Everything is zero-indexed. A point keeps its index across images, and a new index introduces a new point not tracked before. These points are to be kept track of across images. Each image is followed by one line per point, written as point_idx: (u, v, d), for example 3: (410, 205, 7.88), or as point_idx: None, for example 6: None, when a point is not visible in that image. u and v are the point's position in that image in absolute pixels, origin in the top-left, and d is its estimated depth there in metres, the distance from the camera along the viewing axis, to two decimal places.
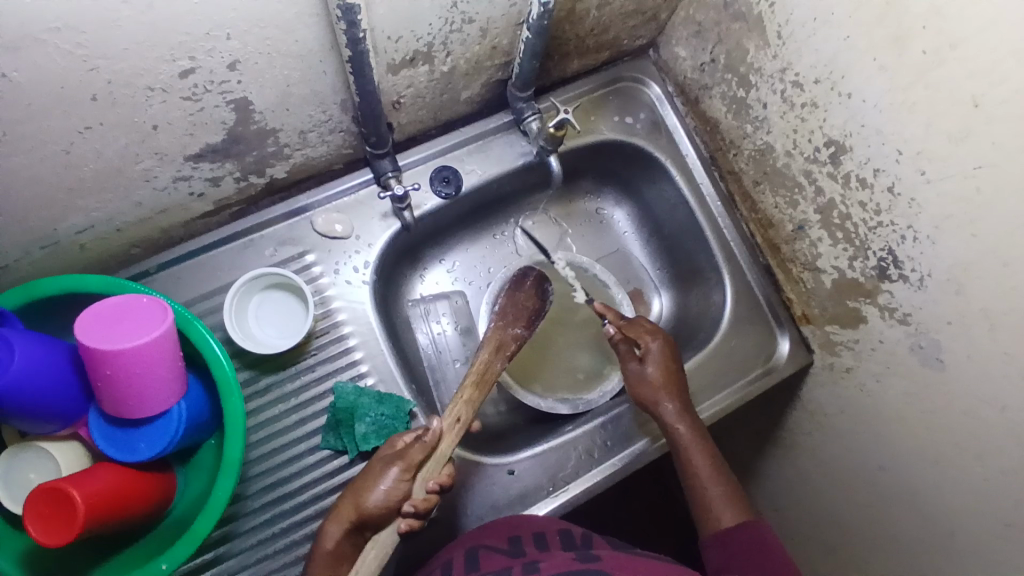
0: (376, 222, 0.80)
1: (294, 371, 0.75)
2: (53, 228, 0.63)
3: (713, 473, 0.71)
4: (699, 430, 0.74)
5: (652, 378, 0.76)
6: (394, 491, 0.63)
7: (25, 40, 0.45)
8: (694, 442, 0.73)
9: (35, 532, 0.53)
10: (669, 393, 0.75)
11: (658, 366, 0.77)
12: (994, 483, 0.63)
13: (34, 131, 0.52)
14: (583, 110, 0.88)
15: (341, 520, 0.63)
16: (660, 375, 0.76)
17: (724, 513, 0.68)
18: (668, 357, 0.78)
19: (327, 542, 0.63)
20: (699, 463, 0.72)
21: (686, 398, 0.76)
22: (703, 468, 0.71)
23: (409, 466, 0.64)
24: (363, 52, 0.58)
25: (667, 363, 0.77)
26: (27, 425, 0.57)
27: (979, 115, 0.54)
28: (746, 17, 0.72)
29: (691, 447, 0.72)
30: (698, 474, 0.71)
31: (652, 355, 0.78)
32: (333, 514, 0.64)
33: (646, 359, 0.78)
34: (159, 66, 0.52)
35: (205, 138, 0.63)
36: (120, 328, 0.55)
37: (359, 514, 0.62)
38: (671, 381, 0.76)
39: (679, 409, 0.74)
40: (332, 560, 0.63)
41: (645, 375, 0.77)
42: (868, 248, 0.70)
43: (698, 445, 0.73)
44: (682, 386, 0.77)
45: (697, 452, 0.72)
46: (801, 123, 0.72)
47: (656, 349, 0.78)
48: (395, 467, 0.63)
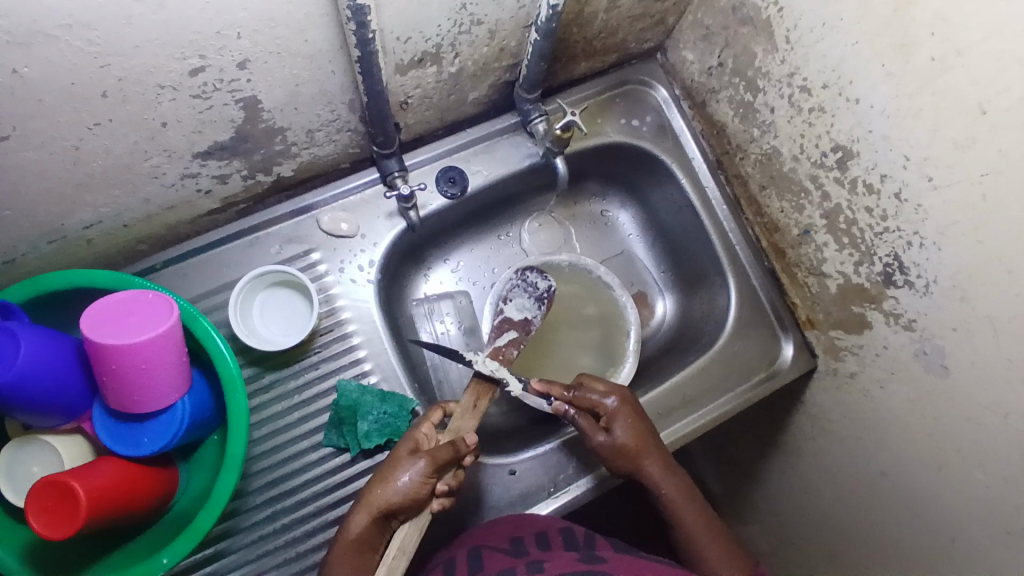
0: (382, 221, 0.80)
1: (298, 368, 0.76)
2: (61, 223, 0.63)
3: (707, 530, 0.71)
4: (683, 484, 0.74)
5: (624, 446, 0.72)
6: (420, 484, 0.63)
7: (37, 37, 0.45)
8: (681, 498, 0.73)
9: (36, 524, 0.53)
10: (646, 454, 0.73)
11: (628, 430, 0.73)
12: (996, 491, 0.63)
13: (45, 126, 0.52)
14: (590, 112, 0.88)
15: (369, 509, 0.63)
16: (632, 439, 0.73)
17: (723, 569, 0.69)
18: (634, 417, 0.74)
19: (353, 531, 0.63)
20: (691, 516, 0.72)
21: (663, 453, 0.74)
22: (695, 526, 0.72)
23: (436, 464, 0.64)
24: (372, 52, 0.58)
25: (636, 424, 0.74)
26: (31, 418, 0.58)
27: (985, 122, 0.54)
28: (754, 21, 0.72)
29: (679, 502, 0.73)
30: (691, 531, 0.71)
31: (618, 420, 0.73)
32: (361, 502, 0.64)
33: (612, 426, 0.73)
34: (170, 64, 0.53)
35: (213, 136, 0.63)
36: (126, 324, 0.55)
37: (387, 504, 0.63)
38: (645, 442, 0.73)
39: (661, 469, 0.73)
40: (358, 550, 0.62)
41: (616, 444, 0.72)
42: (874, 253, 0.70)
43: (686, 500, 0.73)
44: (657, 440, 0.75)
45: (685, 506, 0.72)
46: (808, 128, 0.72)
47: (621, 413, 0.74)
48: (422, 463, 0.63)
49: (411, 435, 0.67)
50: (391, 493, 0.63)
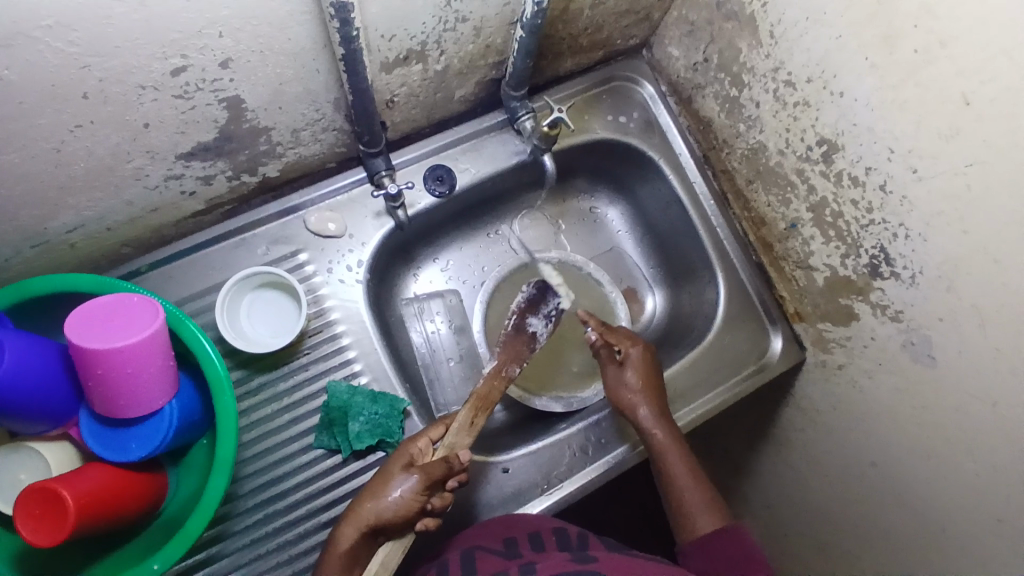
0: (370, 221, 0.80)
1: (287, 370, 0.75)
2: (44, 227, 0.62)
3: (693, 481, 0.71)
4: (677, 437, 0.74)
5: (630, 384, 0.76)
6: (412, 501, 0.62)
7: (16, 38, 0.44)
8: (670, 447, 0.73)
9: (25, 532, 0.52)
10: (647, 397, 0.75)
11: (637, 372, 0.77)
12: (985, 479, 0.64)
13: (24, 128, 0.51)
14: (576, 108, 0.88)
15: (358, 524, 0.62)
16: (639, 380, 0.76)
17: (702, 519, 0.69)
18: (648, 364, 0.78)
19: (341, 545, 0.62)
20: (679, 468, 0.72)
21: (664, 405, 0.76)
22: (680, 473, 0.71)
23: (430, 480, 0.63)
24: (356, 50, 0.58)
25: (648, 370, 0.77)
26: (17, 425, 0.57)
27: (969, 113, 0.55)
28: (738, 16, 0.73)
29: (669, 451, 0.72)
30: (675, 480, 0.71)
31: (633, 361, 0.78)
32: (348, 517, 0.63)
33: (626, 365, 0.78)
34: (151, 64, 0.52)
35: (197, 136, 0.63)
36: (111, 328, 0.55)
37: (377, 521, 0.62)
38: (649, 388, 0.76)
39: (655, 415, 0.74)
40: (347, 562, 0.61)
41: (624, 380, 0.77)
42: (860, 245, 0.70)
43: (676, 451, 0.73)
44: (661, 392, 0.77)
45: (675, 455, 0.72)
46: (793, 122, 0.72)
47: (636, 357, 0.78)
48: (416, 479, 0.63)
49: (405, 449, 0.66)
50: (382, 509, 0.62)
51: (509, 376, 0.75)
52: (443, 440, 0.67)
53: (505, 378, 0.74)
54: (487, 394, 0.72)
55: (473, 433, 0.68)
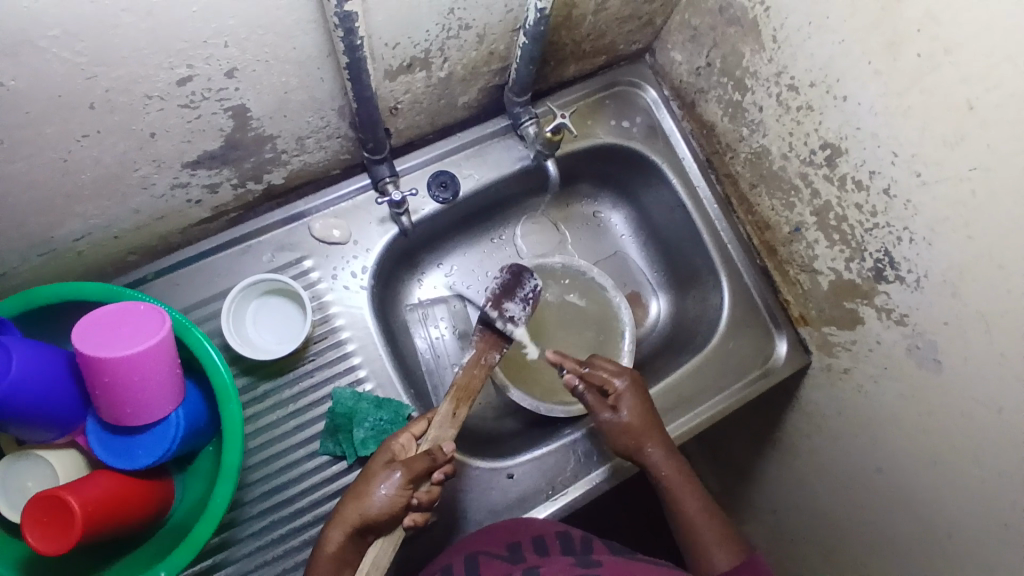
0: (374, 227, 0.80)
1: (292, 377, 0.75)
2: (51, 235, 0.63)
3: (706, 515, 0.71)
4: (685, 469, 0.74)
5: (629, 426, 0.74)
6: (396, 495, 0.62)
7: (23, 49, 0.45)
8: (681, 483, 0.73)
9: (33, 539, 0.53)
10: (649, 436, 0.74)
11: (634, 410, 0.74)
12: (992, 483, 0.63)
13: (32, 138, 0.52)
14: (580, 114, 0.88)
15: (343, 524, 0.62)
16: (638, 421, 0.74)
17: (720, 555, 0.69)
18: (642, 401, 0.75)
19: (329, 546, 0.62)
20: (691, 503, 0.72)
21: (667, 438, 0.75)
22: (693, 509, 0.72)
23: (413, 473, 0.63)
24: (360, 59, 0.58)
25: (643, 407, 0.75)
26: (24, 433, 0.57)
27: (973, 117, 0.55)
28: (741, 21, 0.73)
29: (679, 488, 0.72)
30: (690, 515, 0.72)
31: (626, 400, 0.75)
32: (335, 518, 0.63)
33: (619, 405, 0.75)
34: (157, 74, 0.52)
35: (203, 145, 0.63)
36: (119, 336, 0.55)
37: (363, 518, 0.62)
38: (649, 426, 0.74)
39: (661, 452, 0.73)
40: (336, 563, 0.62)
41: (620, 423, 0.74)
42: (864, 249, 0.70)
43: (686, 484, 0.73)
44: (661, 427, 0.75)
45: (686, 490, 0.72)
46: (797, 126, 0.72)
47: (629, 394, 0.75)
48: (399, 474, 0.63)
49: (387, 446, 0.67)
50: (367, 507, 0.62)
51: (489, 364, 0.72)
52: (426, 435, 0.68)
53: (483, 367, 0.71)
54: (466, 384, 0.70)
55: (455, 424, 0.68)
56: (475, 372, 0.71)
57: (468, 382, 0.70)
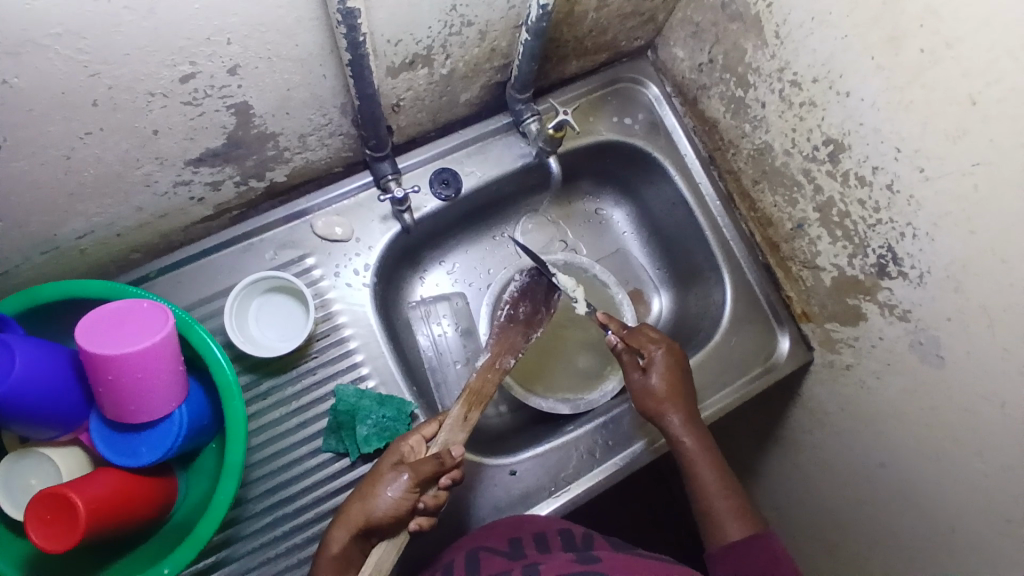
0: (376, 225, 0.80)
1: (294, 375, 0.75)
2: (53, 233, 0.63)
3: (720, 485, 0.70)
4: (706, 439, 0.73)
5: (655, 391, 0.75)
6: (402, 499, 0.62)
7: (25, 46, 0.45)
8: (699, 451, 0.72)
9: (36, 537, 0.53)
10: (673, 403, 0.74)
11: (661, 376, 0.75)
12: (994, 478, 0.63)
13: (34, 136, 0.52)
14: (582, 111, 0.88)
15: (349, 525, 0.62)
16: (664, 386, 0.75)
17: (732, 527, 0.68)
18: (672, 367, 0.76)
19: (332, 547, 0.62)
20: (707, 472, 0.71)
21: (691, 408, 0.75)
22: (711, 481, 0.71)
23: (420, 477, 0.63)
24: (363, 56, 0.58)
25: (672, 373, 0.76)
26: (27, 431, 0.57)
27: (976, 112, 0.55)
28: (743, 18, 0.73)
29: (697, 457, 0.72)
30: (704, 485, 0.71)
31: (657, 365, 0.76)
32: (340, 519, 0.63)
33: (649, 369, 0.76)
34: (160, 71, 0.52)
35: (205, 142, 0.63)
36: (121, 333, 0.55)
37: (367, 520, 0.62)
38: (675, 393, 0.75)
39: (683, 421, 0.73)
40: (339, 564, 0.62)
41: (648, 386, 0.75)
42: (867, 245, 0.70)
43: (705, 453, 0.72)
44: (688, 394, 0.76)
45: (704, 460, 0.71)
46: (799, 122, 0.72)
47: (660, 360, 0.76)
48: (406, 476, 0.62)
49: (396, 448, 0.67)
50: (372, 509, 0.62)
51: (503, 368, 0.75)
52: (436, 437, 0.68)
53: (498, 371, 0.74)
54: (479, 389, 0.72)
55: (465, 428, 0.68)
56: (489, 376, 0.73)
57: (482, 386, 0.72)
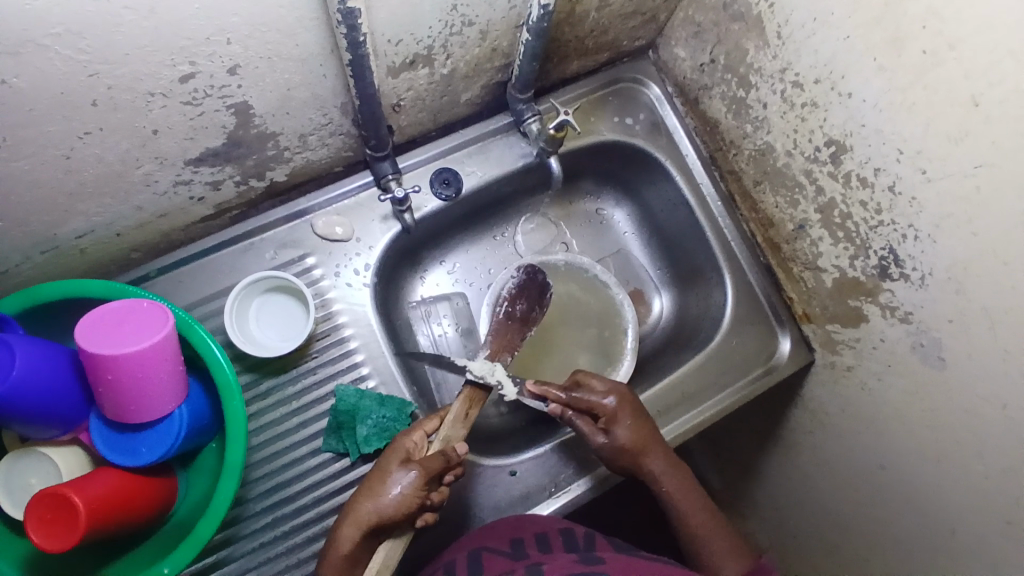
0: (377, 225, 0.80)
1: (295, 374, 0.75)
2: (53, 233, 0.63)
3: (709, 523, 0.71)
4: (685, 477, 0.73)
5: (624, 447, 0.72)
6: (412, 496, 0.62)
7: (25, 46, 0.45)
8: (682, 491, 0.72)
9: (36, 538, 0.53)
10: (647, 452, 0.72)
11: (629, 431, 0.72)
12: (995, 481, 0.63)
13: (34, 136, 0.52)
14: (583, 111, 0.88)
15: (358, 524, 0.62)
16: (634, 440, 0.72)
17: (729, 564, 0.68)
18: (635, 417, 0.73)
19: (342, 545, 0.61)
20: (694, 510, 0.72)
21: (665, 450, 0.73)
22: (699, 520, 0.71)
23: (429, 474, 0.63)
24: (363, 55, 0.58)
25: (637, 423, 0.73)
26: (27, 430, 0.57)
27: (978, 114, 0.54)
28: (745, 18, 0.72)
29: (682, 495, 0.72)
30: (693, 524, 0.71)
31: (619, 422, 0.72)
32: (347, 517, 0.62)
33: (612, 427, 0.72)
34: (160, 71, 0.52)
35: (205, 142, 0.63)
36: (121, 333, 0.55)
37: (377, 518, 0.61)
38: (646, 441, 0.73)
39: (662, 466, 0.72)
40: (349, 563, 0.62)
41: (616, 444, 0.72)
42: (869, 247, 0.70)
43: (688, 491, 0.72)
44: (658, 437, 0.74)
45: (689, 499, 0.72)
46: (801, 123, 0.72)
47: (622, 414, 0.73)
48: (415, 473, 0.62)
49: (400, 444, 0.66)
50: (382, 507, 0.62)
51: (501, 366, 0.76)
52: (438, 432, 0.68)
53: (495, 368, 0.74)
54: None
55: (465, 423, 0.68)
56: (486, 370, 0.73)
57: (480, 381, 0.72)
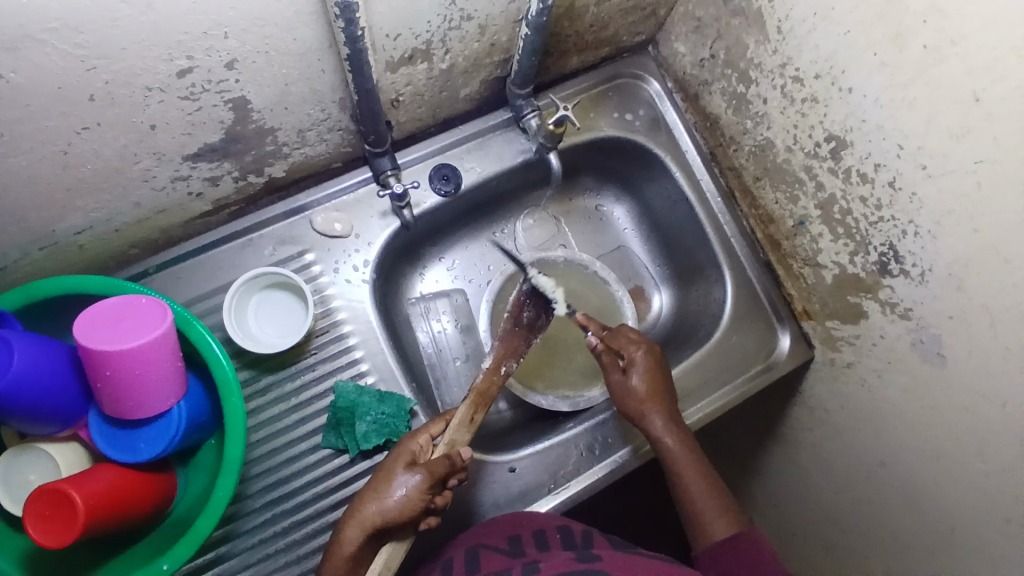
0: (376, 221, 0.80)
1: (294, 371, 0.75)
2: (52, 228, 0.62)
3: (704, 484, 0.70)
4: (688, 442, 0.73)
5: (637, 391, 0.74)
6: (416, 499, 0.62)
7: (22, 41, 0.44)
8: (681, 452, 0.71)
9: (35, 532, 0.53)
10: (654, 405, 0.73)
11: (643, 377, 0.74)
12: (994, 478, 0.63)
13: (31, 131, 0.51)
14: (582, 106, 0.88)
15: (363, 526, 0.61)
16: (646, 387, 0.74)
17: (717, 525, 0.68)
18: (653, 368, 0.75)
19: (346, 547, 0.61)
20: (691, 472, 0.71)
21: (672, 409, 0.74)
22: (694, 482, 0.70)
23: (434, 478, 0.63)
24: (362, 50, 0.58)
25: (654, 373, 0.75)
26: (26, 427, 0.57)
27: (979, 109, 0.54)
28: (746, 13, 0.72)
29: (680, 457, 0.71)
30: (687, 485, 0.70)
31: (638, 367, 0.75)
32: (351, 518, 0.62)
33: (630, 370, 0.75)
34: (157, 66, 0.52)
35: (204, 137, 0.63)
36: (119, 329, 0.55)
37: (381, 521, 0.61)
38: (657, 393, 0.74)
39: (665, 423, 0.73)
40: (351, 565, 0.61)
41: (629, 387, 0.74)
42: (869, 243, 0.70)
43: (687, 454, 0.72)
44: (670, 396, 0.75)
45: (687, 461, 0.71)
46: (801, 118, 0.72)
47: (640, 359, 0.75)
48: (420, 476, 0.62)
49: (406, 447, 0.66)
50: (386, 509, 0.61)
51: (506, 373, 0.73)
52: (443, 436, 0.68)
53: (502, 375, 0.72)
54: (485, 390, 0.71)
55: (467, 429, 0.68)
56: (494, 376, 0.72)
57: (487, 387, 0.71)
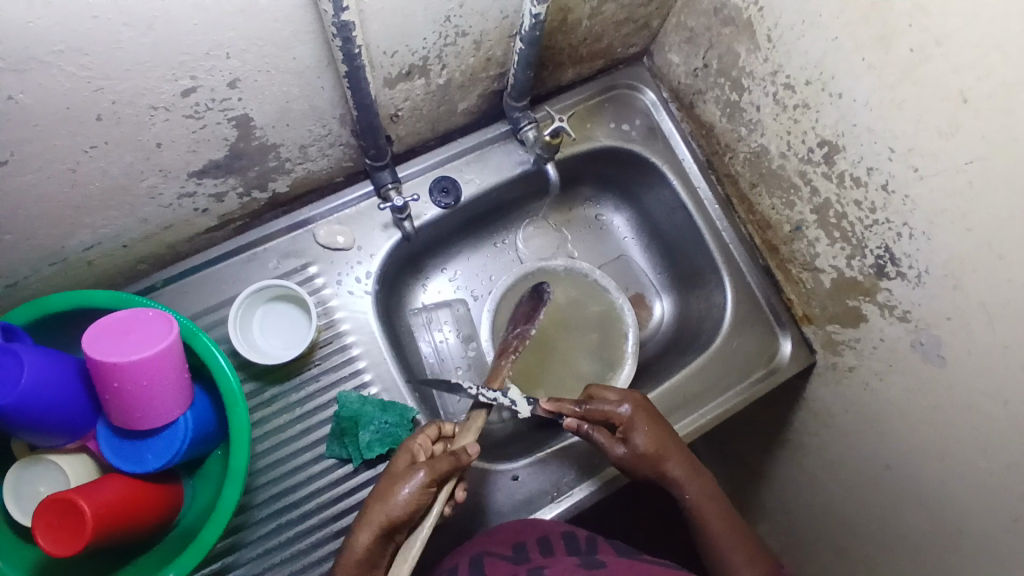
0: (377, 233, 0.81)
1: (298, 382, 0.76)
2: (62, 245, 0.64)
3: (732, 530, 0.70)
4: (708, 486, 0.73)
5: (643, 454, 0.72)
6: (421, 495, 0.62)
7: (31, 63, 0.46)
8: (705, 498, 0.72)
9: (43, 543, 0.54)
10: (667, 460, 0.72)
11: (644, 435, 0.72)
12: (999, 479, 0.63)
13: (43, 151, 0.53)
14: (579, 117, 0.89)
15: (371, 525, 0.62)
16: (651, 443, 0.72)
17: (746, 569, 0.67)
18: (650, 422, 0.73)
19: (357, 549, 0.61)
20: (719, 520, 0.71)
21: (682, 451, 0.73)
22: (719, 526, 0.70)
23: (437, 474, 0.63)
24: (359, 67, 0.59)
25: (652, 426, 0.73)
26: (36, 438, 0.58)
27: (967, 110, 0.55)
28: (736, 22, 0.74)
29: (702, 502, 0.72)
30: (715, 532, 0.70)
31: (636, 428, 0.72)
32: (362, 519, 0.63)
33: (630, 434, 0.72)
34: (161, 85, 0.54)
35: (208, 154, 0.64)
36: (128, 342, 0.56)
37: (388, 519, 0.62)
38: (664, 446, 0.72)
39: (682, 469, 0.72)
40: (364, 566, 0.62)
41: (635, 450, 0.72)
42: (865, 246, 0.70)
43: (709, 501, 0.72)
44: (676, 440, 0.74)
45: (712, 509, 0.71)
46: (793, 124, 0.72)
47: (636, 419, 0.72)
48: (423, 473, 0.63)
49: (407, 446, 0.67)
50: (392, 508, 0.62)
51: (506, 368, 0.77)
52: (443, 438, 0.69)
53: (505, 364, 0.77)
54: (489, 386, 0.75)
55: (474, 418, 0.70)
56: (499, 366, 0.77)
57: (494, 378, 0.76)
